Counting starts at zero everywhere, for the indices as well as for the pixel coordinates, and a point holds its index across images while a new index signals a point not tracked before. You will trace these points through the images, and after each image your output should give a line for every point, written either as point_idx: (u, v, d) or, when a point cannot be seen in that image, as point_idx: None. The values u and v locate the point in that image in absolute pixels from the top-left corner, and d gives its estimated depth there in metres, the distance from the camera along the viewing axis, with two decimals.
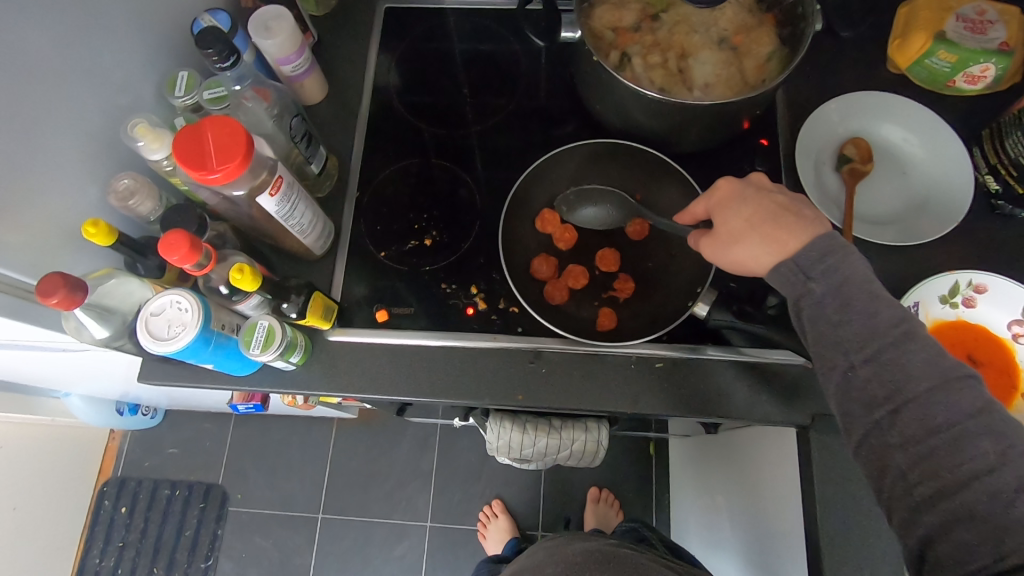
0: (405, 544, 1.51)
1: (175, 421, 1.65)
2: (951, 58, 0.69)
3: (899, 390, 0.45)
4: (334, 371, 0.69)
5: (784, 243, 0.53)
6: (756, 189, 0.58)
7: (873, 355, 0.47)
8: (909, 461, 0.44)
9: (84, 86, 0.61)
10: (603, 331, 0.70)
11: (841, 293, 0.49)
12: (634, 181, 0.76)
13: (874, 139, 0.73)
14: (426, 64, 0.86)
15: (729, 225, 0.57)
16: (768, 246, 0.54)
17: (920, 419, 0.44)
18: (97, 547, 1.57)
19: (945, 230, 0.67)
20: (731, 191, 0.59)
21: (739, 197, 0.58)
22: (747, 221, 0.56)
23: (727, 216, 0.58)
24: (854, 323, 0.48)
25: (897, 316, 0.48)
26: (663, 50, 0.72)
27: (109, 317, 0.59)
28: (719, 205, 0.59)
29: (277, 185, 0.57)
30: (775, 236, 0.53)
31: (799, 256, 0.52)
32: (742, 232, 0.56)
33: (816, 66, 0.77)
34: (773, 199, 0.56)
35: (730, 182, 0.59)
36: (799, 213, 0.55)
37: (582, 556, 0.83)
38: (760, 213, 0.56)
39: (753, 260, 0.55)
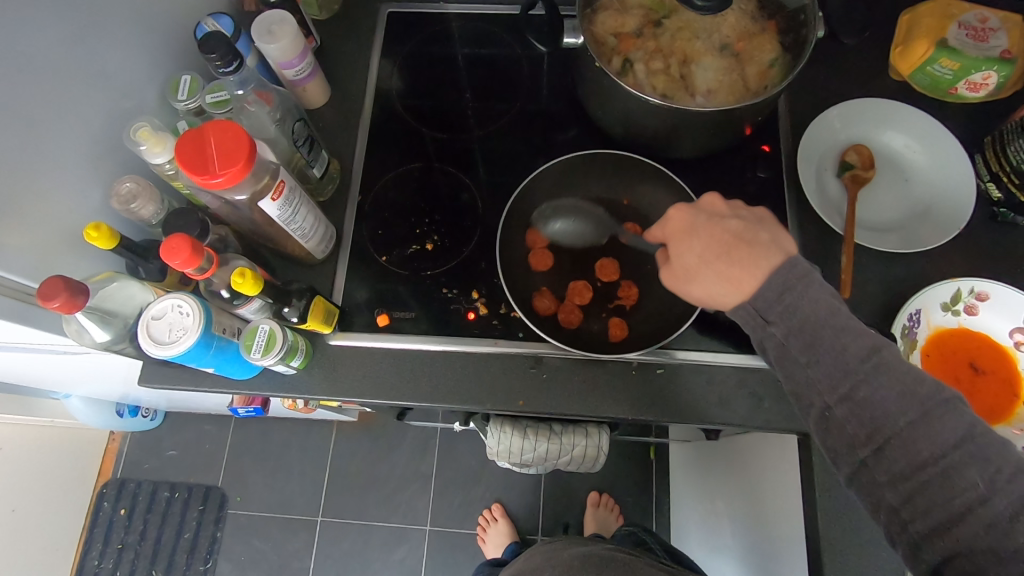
0: (404, 548, 1.51)
1: (175, 422, 1.65)
2: (953, 65, 0.69)
3: (880, 427, 0.44)
4: (334, 375, 0.69)
5: (738, 280, 0.51)
6: (709, 215, 0.56)
7: (845, 395, 0.45)
8: (900, 499, 0.42)
9: (86, 88, 0.61)
10: (613, 340, 0.70)
11: (805, 332, 0.47)
12: (628, 185, 0.77)
13: (877, 145, 0.73)
14: (429, 69, 0.86)
15: (684, 260, 0.56)
16: (723, 283, 0.52)
17: (906, 454, 0.43)
18: (96, 548, 1.56)
19: (948, 237, 0.67)
20: (684, 223, 0.57)
21: (691, 230, 0.56)
22: (700, 257, 0.54)
23: (681, 250, 0.56)
24: (824, 363, 0.46)
25: (866, 347, 0.46)
26: (666, 56, 0.72)
27: (110, 321, 0.59)
28: (672, 239, 0.57)
29: (279, 189, 0.57)
30: (730, 273, 0.52)
31: (756, 298, 0.50)
32: (697, 269, 0.54)
33: (817, 73, 0.77)
34: (726, 229, 0.54)
35: (681, 210, 0.57)
36: (755, 241, 0.52)
37: (579, 560, 0.83)
38: (714, 246, 0.54)
39: (711, 298, 0.54)
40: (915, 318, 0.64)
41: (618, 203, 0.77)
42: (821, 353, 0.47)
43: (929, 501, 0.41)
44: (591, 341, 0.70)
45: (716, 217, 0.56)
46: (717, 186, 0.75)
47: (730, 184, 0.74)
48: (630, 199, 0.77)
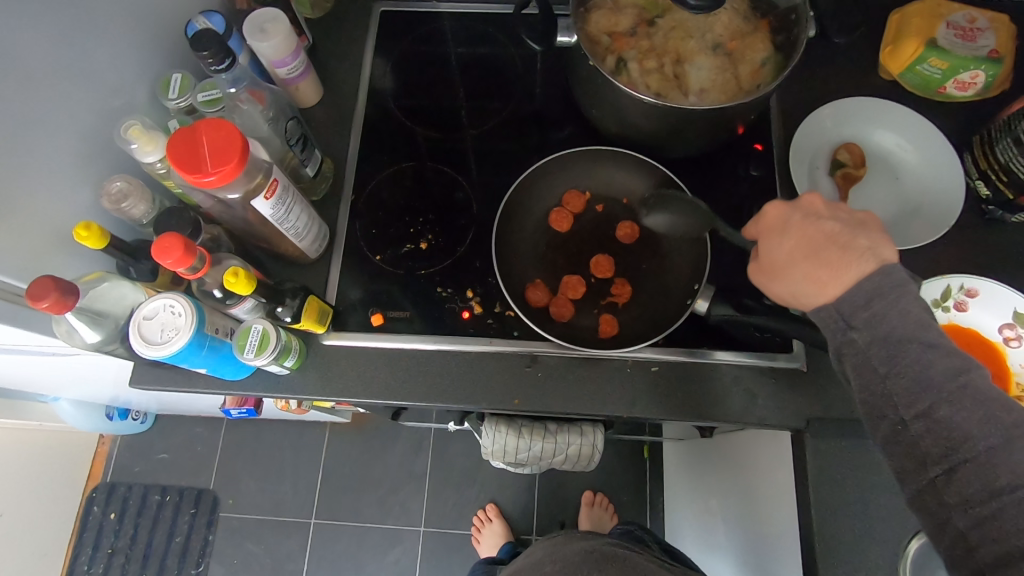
0: (399, 550, 1.51)
1: (165, 425, 1.63)
2: (943, 64, 0.70)
3: (954, 449, 0.42)
4: (328, 375, 0.68)
5: (823, 282, 0.50)
6: (805, 215, 0.56)
7: (923, 412, 0.43)
8: (969, 523, 0.40)
9: (75, 87, 0.60)
10: (607, 338, 0.70)
11: (890, 344, 0.45)
12: (625, 183, 0.76)
13: (868, 144, 0.74)
14: (422, 68, 0.86)
15: (774, 256, 0.56)
16: (810, 284, 0.51)
17: (981, 477, 0.40)
18: (85, 553, 1.54)
19: (938, 234, 0.67)
20: (778, 219, 0.57)
21: (784, 227, 0.56)
22: (789, 254, 0.54)
23: (774, 246, 0.56)
24: (904, 376, 0.44)
25: (954, 366, 0.44)
26: (659, 55, 0.72)
27: (101, 322, 0.58)
28: (765, 233, 0.58)
29: (272, 188, 0.57)
30: (818, 272, 0.51)
31: (841, 300, 0.49)
32: (786, 266, 0.54)
33: (809, 72, 0.77)
34: (823, 230, 0.54)
35: (778, 207, 0.58)
36: (852, 245, 0.51)
37: (580, 556, 0.83)
38: (805, 245, 0.53)
39: (800, 295, 0.53)
40: None
41: (617, 201, 0.76)
42: (867, 334, 0.47)
43: (993, 526, 0.39)
44: (585, 338, 0.70)
45: (812, 218, 0.55)
46: (710, 185, 0.75)
47: (722, 183, 0.75)
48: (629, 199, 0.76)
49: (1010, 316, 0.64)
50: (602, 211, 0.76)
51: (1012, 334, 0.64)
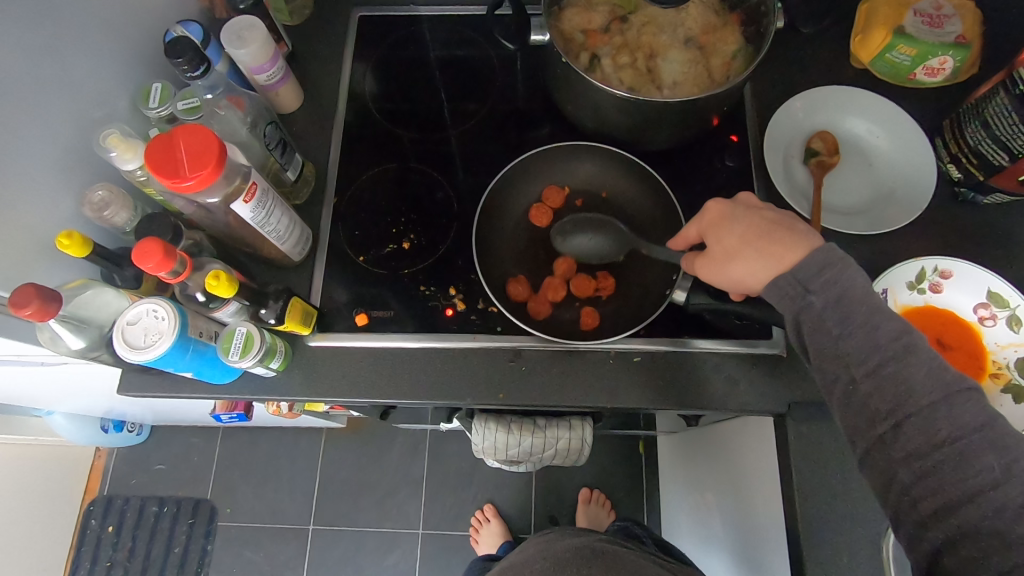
0: (397, 553, 1.51)
1: (161, 436, 1.63)
2: (911, 51, 0.71)
3: (900, 405, 0.45)
4: (314, 376, 0.69)
5: (778, 257, 0.54)
6: (747, 207, 0.59)
7: (874, 370, 0.47)
8: (913, 477, 0.44)
9: (54, 98, 0.61)
10: (589, 330, 0.71)
11: (841, 307, 0.49)
12: (603, 176, 0.77)
13: (840, 132, 0.75)
14: (402, 71, 0.87)
15: (724, 244, 0.57)
16: (765, 261, 0.54)
17: (923, 432, 0.44)
18: (84, 567, 1.54)
19: (910, 218, 0.69)
20: (723, 210, 0.59)
21: (730, 217, 0.59)
22: (740, 240, 0.56)
23: (721, 234, 0.58)
24: (854, 337, 0.48)
25: (898, 329, 0.47)
26: (632, 50, 0.73)
27: (85, 328, 0.59)
28: (712, 225, 0.59)
29: (251, 191, 0.58)
30: (772, 251, 0.54)
31: (798, 268, 0.52)
32: (738, 250, 0.56)
33: (782, 63, 0.79)
34: (763, 217, 0.57)
35: (719, 202, 0.60)
36: (791, 227, 0.56)
37: (570, 552, 0.83)
38: (754, 229, 0.56)
39: (753, 277, 0.55)
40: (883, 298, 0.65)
41: (596, 195, 0.77)
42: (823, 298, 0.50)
43: None
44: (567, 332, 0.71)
45: (752, 209, 0.59)
46: (688, 177, 0.76)
47: (699, 174, 0.76)
48: (608, 193, 0.77)
49: (984, 296, 0.64)
50: (581, 205, 0.77)
51: (987, 314, 0.65)
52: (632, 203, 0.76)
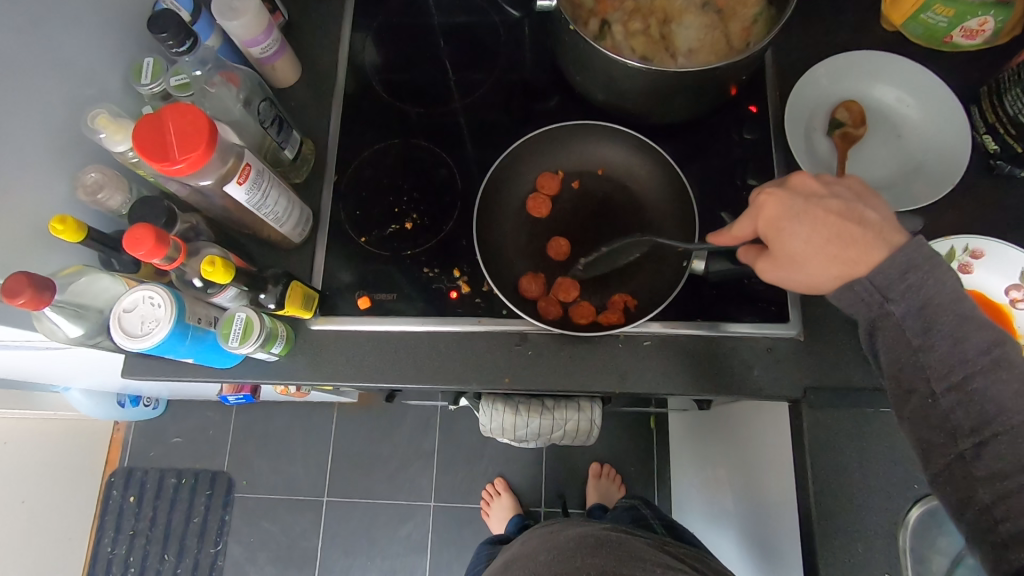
0: (409, 525, 1.53)
1: (176, 410, 1.66)
2: (948, 12, 0.66)
3: (988, 421, 0.42)
4: (317, 360, 0.68)
5: (853, 262, 0.49)
6: (807, 198, 0.52)
7: (956, 384, 0.44)
8: (994, 496, 0.41)
9: (41, 76, 0.58)
10: (607, 325, 0.66)
11: (924, 316, 0.46)
12: (597, 152, 0.73)
13: (867, 101, 0.70)
14: (403, 40, 0.83)
15: (790, 249, 0.51)
16: (838, 266, 0.49)
17: (1013, 451, 0.41)
18: (108, 536, 1.59)
19: (940, 194, 0.64)
20: (781, 208, 0.52)
21: (788, 217, 0.51)
22: (806, 248, 0.50)
23: (783, 238, 0.52)
24: (935, 354, 0.45)
25: (969, 345, 0.44)
26: (645, 16, 0.68)
27: (84, 314, 0.58)
28: (772, 228, 0.52)
29: (245, 173, 0.56)
30: (844, 257, 0.49)
31: (874, 273, 0.48)
32: (805, 257, 0.51)
33: (806, 26, 0.74)
34: (830, 208, 0.51)
35: (773, 195, 0.53)
36: (863, 218, 0.50)
37: (573, 542, 0.82)
38: (822, 229, 0.50)
39: (823, 283, 0.51)
40: None
41: (592, 173, 0.73)
42: (905, 305, 0.47)
43: None
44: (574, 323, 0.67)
45: (813, 199, 0.52)
46: (703, 151, 0.72)
47: (715, 148, 0.72)
48: (604, 169, 0.73)
49: (1016, 277, 0.61)
50: (580, 186, 0.73)
51: (1018, 296, 0.62)
52: (634, 178, 0.72)
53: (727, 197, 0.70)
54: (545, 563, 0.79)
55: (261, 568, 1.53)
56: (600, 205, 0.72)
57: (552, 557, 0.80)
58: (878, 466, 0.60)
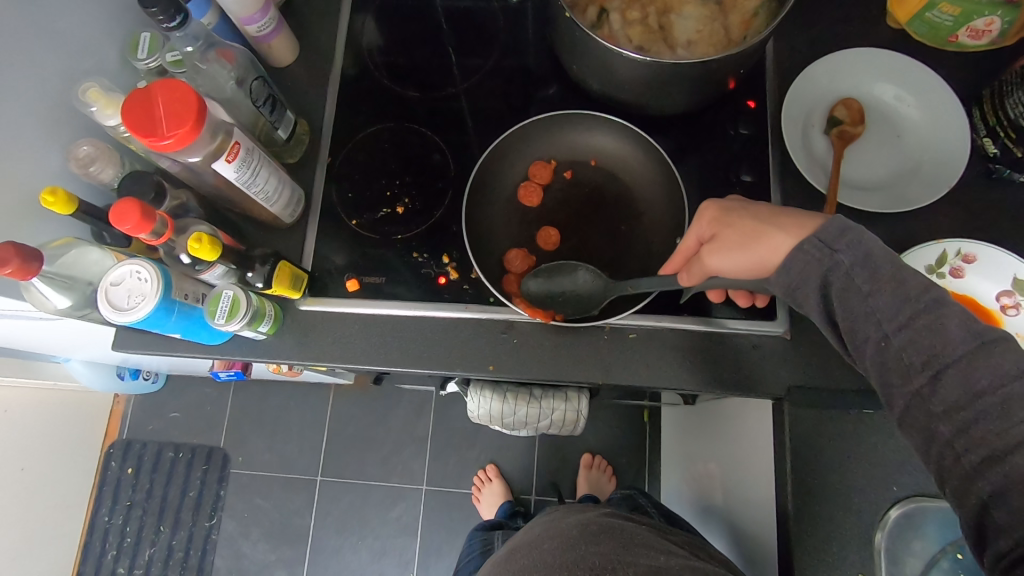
0: (401, 507, 1.55)
1: (176, 385, 1.68)
2: (953, 11, 0.64)
3: (936, 355, 0.43)
4: (305, 340, 0.69)
5: (799, 226, 0.51)
6: (743, 203, 0.56)
7: (905, 324, 0.44)
8: (955, 430, 0.42)
9: (36, 46, 0.59)
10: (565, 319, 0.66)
11: (868, 263, 0.46)
12: (591, 142, 0.72)
13: (867, 99, 0.69)
14: (402, 23, 0.82)
15: (737, 230, 0.54)
16: (785, 231, 0.51)
17: (963, 383, 0.42)
18: (105, 505, 1.62)
19: (936, 197, 0.63)
20: (722, 207, 0.56)
21: (732, 207, 0.56)
22: (754, 222, 0.53)
23: (729, 224, 0.54)
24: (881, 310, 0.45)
25: (902, 291, 0.45)
26: (644, 5, 0.67)
27: (72, 286, 0.58)
28: (716, 219, 0.56)
29: (233, 151, 0.56)
30: (790, 224, 0.51)
31: (820, 230, 0.49)
32: (754, 231, 0.52)
33: (809, 21, 0.72)
34: (766, 206, 0.55)
35: (714, 203, 0.57)
36: (799, 210, 0.54)
37: (577, 530, 0.79)
38: (763, 211, 0.54)
39: (778, 250, 0.50)
40: None
41: (585, 163, 0.72)
42: (850, 253, 0.47)
43: None
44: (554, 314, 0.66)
45: (749, 204, 0.56)
46: (699, 145, 0.71)
47: (711, 142, 0.71)
48: (596, 159, 0.72)
49: (1008, 283, 0.60)
50: (571, 176, 0.72)
51: (1010, 302, 0.61)
52: (626, 170, 0.71)
53: (721, 192, 0.69)
54: (550, 552, 0.76)
55: (254, 543, 1.56)
56: (590, 196, 0.71)
57: (555, 545, 0.77)
58: (858, 466, 0.60)
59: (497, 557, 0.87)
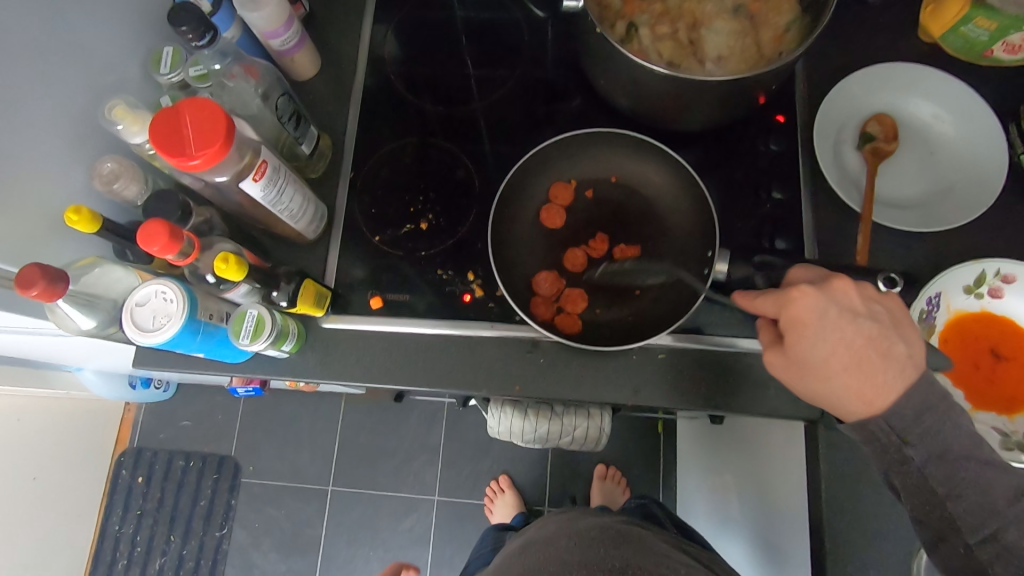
0: (414, 517, 1.54)
1: (187, 393, 1.67)
2: (990, 25, 0.63)
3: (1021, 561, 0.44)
4: (328, 359, 0.68)
5: (869, 396, 0.48)
6: (844, 310, 0.49)
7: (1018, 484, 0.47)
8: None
9: (61, 65, 0.58)
10: (565, 327, 0.66)
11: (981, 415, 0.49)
12: (612, 160, 0.71)
13: (900, 114, 0.68)
14: (424, 35, 0.81)
15: (813, 358, 0.49)
16: (853, 392, 0.49)
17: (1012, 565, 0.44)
18: (116, 514, 1.61)
19: (972, 216, 0.62)
20: (814, 313, 0.49)
21: (822, 324, 0.49)
22: (831, 360, 0.49)
23: (810, 342, 0.49)
24: (965, 502, 0.46)
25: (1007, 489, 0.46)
26: (673, 19, 0.66)
27: (96, 306, 0.57)
28: (795, 329, 0.50)
29: (260, 169, 0.55)
30: (865, 385, 0.48)
31: (890, 413, 0.48)
32: (827, 370, 0.49)
33: (840, 34, 0.71)
34: (862, 333, 0.49)
35: (812, 298, 0.49)
36: (889, 356, 0.49)
37: (596, 531, 0.79)
38: (848, 351, 0.49)
39: (836, 401, 0.50)
40: (935, 302, 0.60)
41: (605, 180, 0.71)
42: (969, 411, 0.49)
43: None
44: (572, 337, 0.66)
45: (849, 313, 0.49)
46: (728, 160, 0.70)
47: (741, 158, 0.70)
48: (617, 177, 0.71)
49: None
50: (592, 196, 0.71)
51: None
52: (650, 186, 0.70)
53: (751, 209, 0.68)
54: (567, 548, 0.77)
55: (265, 553, 1.55)
56: (615, 213, 0.70)
57: (572, 544, 0.77)
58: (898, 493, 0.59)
59: (509, 551, 0.87)
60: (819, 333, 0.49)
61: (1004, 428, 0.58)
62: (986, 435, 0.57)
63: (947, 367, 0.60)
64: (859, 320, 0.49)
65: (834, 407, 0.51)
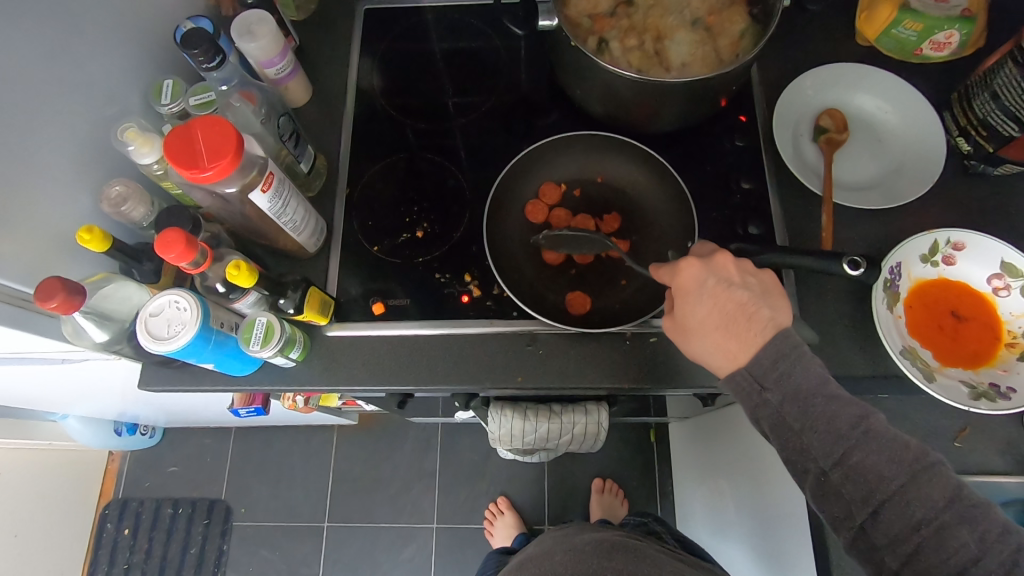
0: (413, 547, 1.51)
1: (174, 438, 1.64)
2: (916, 27, 0.71)
3: (873, 492, 0.46)
4: (333, 365, 0.70)
5: (733, 354, 0.53)
6: (718, 278, 0.55)
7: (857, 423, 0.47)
8: (889, 543, 0.45)
9: (72, 97, 0.61)
10: (560, 318, 0.70)
11: (799, 400, 0.49)
12: (598, 163, 0.77)
13: (849, 108, 0.75)
14: (408, 62, 0.87)
15: (689, 319, 0.56)
16: (719, 352, 0.54)
17: (903, 517, 0.45)
18: (100, 571, 1.55)
19: (924, 190, 0.69)
20: (693, 279, 0.56)
21: (698, 287, 0.56)
22: (704, 321, 0.55)
23: (688, 306, 0.56)
24: (818, 432, 0.48)
25: (855, 415, 0.48)
26: (639, 33, 0.73)
27: (108, 322, 0.60)
28: (680, 292, 0.57)
29: (268, 181, 0.58)
30: (728, 344, 0.53)
31: (752, 364, 0.51)
32: (701, 329, 0.55)
33: (788, 42, 0.79)
34: (733, 297, 0.54)
35: (693, 266, 0.56)
36: (756, 318, 0.53)
37: (591, 545, 0.81)
38: (720, 314, 0.54)
39: (710, 360, 0.55)
40: (896, 271, 0.66)
41: (591, 181, 0.77)
42: (779, 390, 0.50)
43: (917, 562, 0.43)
44: (574, 313, 0.71)
45: (724, 281, 0.55)
46: (698, 158, 0.76)
47: (709, 155, 0.76)
48: (602, 177, 0.77)
49: (998, 267, 0.64)
50: (580, 194, 0.76)
51: (1001, 284, 0.65)
52: (630, 184, 0.76)
53: (723, 200, 0.73)
54: (563, 562, 0.79)
55: None
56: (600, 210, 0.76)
57: (568, 558, 0.80)
58: None
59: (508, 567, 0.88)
60: (696, 299, 0.55)
61: (971, 381, 0.62)
62: (956, 388, 0.61)
63: (912, 330, 0.65)
64: (732, 289, 0.54)
65: (710, 367, 0.55)
